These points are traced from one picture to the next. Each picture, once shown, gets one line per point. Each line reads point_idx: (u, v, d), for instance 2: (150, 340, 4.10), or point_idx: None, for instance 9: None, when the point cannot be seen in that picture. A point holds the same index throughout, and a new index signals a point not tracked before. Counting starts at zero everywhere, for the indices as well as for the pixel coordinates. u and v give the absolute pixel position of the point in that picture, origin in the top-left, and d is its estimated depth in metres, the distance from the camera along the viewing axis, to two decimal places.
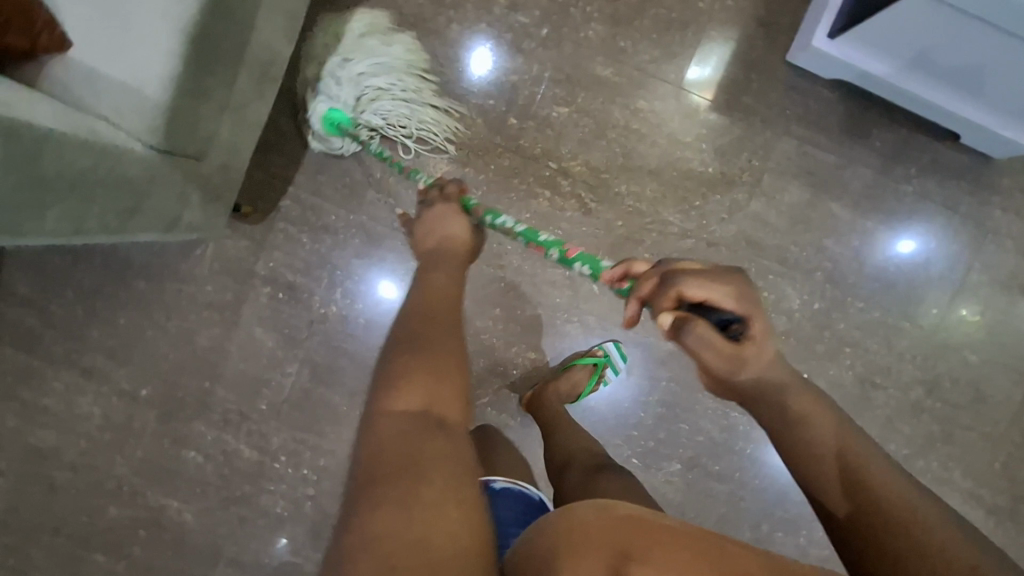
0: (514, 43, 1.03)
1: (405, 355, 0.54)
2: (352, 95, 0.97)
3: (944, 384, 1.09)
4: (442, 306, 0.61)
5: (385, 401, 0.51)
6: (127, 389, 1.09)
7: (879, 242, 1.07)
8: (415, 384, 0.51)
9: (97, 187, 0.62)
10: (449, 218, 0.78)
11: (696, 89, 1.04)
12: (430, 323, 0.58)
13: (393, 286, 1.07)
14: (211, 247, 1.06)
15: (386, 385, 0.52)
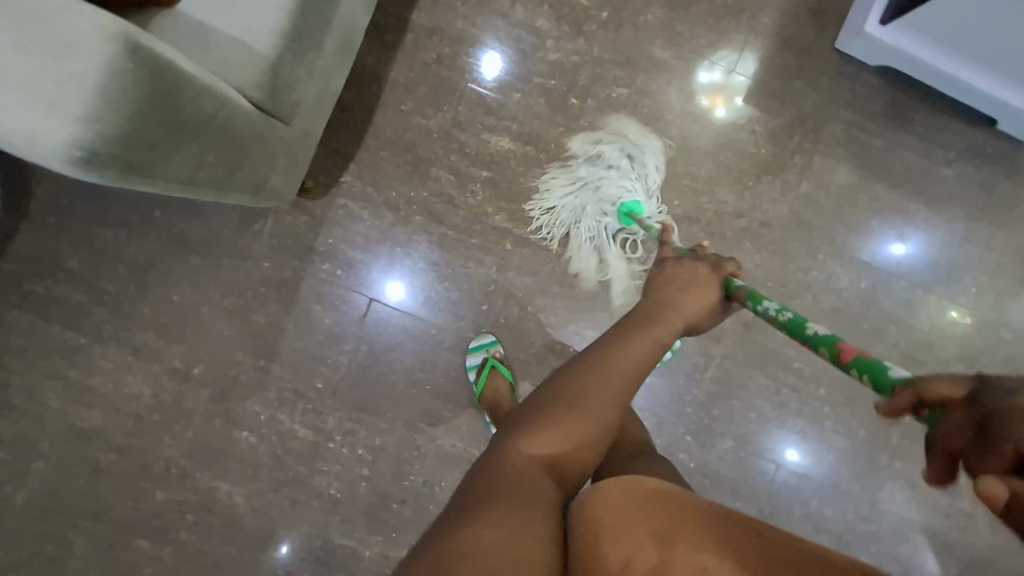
0: (576, 25, 1.06)
1: (559, 405, 0.57)
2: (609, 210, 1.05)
3: (986, 361, 1.14)
4: (623, 365, 0.60)
5: (522, 440, 0.55)
6: (179, 367, 1.07)
7: (922, 222, 1.12)
8: (552, 438, 0.55)
9: (213, 136, 0.64)
10: (691, 286, 0.71)
11: (704, 93, 1.08)
12: (604, 379, 0.59)
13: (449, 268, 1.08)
14: (269, 223, 1.06)
15: (529, 425, 0.56)
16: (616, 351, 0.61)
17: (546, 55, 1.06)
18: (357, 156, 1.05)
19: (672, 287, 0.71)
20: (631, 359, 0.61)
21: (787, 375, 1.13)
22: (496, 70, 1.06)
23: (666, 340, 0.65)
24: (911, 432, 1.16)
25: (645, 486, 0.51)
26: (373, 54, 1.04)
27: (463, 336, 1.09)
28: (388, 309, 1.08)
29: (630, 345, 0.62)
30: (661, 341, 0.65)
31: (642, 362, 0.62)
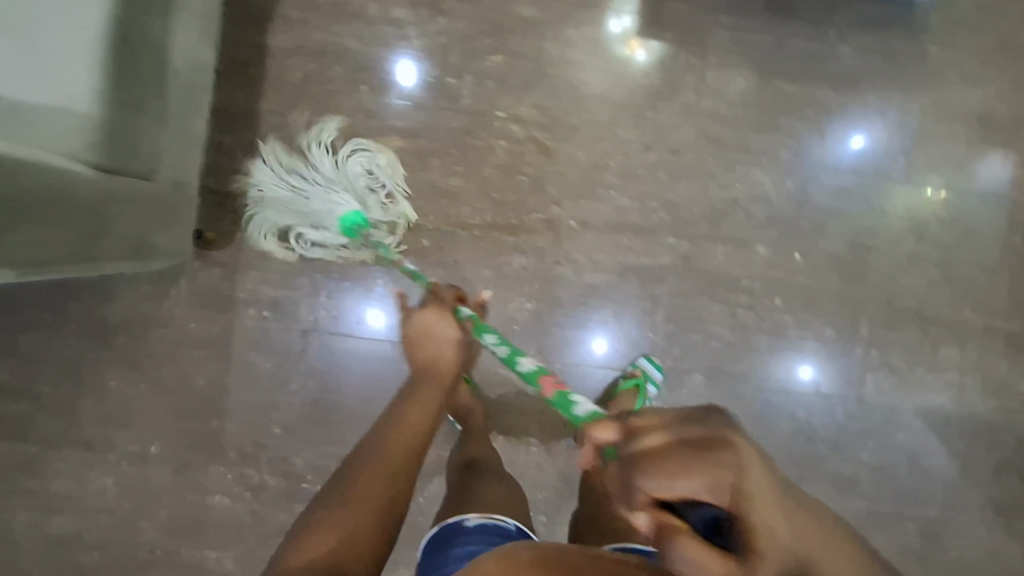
0: (433, 5, 1.02)
1: (334, 506, 0.65)
2: (330, 203, 0.98)
3: (934, 228, 1.12)
4: (396, 444, 0.74)
5: (294, 551, 0.59)
6: (135, 450, 1.05)
7: (835, 107, 1.09)
8: (326, 536, 0.61)
9: (60, 207, 0.62)
10: (436, 339, 0.89)
11: (621, 43, 1.05)
12: (375, 462, 0.71)
13: (379, 310, 1.07)
14: (184, 285, 1.03)
15: (303, 538, 0.61)
16: (387, 442, 0.74)
17: (412, 44, 1.02)
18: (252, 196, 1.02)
19: (425, 350, 0.89)
20: (404, 433, 0.76)
21: (738, 295, 1.11)
22: (414, 78, 1.03)
23: (434, 409, 0.82)
24: (881, 318, 1.13)
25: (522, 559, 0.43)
26: (238, 89, 1.00)
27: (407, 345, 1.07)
28: (371, 334, 1.07)
29: (393, 431, 0.76)
30: (428, 408, 0.81)
31: (410, 433, 0.77)
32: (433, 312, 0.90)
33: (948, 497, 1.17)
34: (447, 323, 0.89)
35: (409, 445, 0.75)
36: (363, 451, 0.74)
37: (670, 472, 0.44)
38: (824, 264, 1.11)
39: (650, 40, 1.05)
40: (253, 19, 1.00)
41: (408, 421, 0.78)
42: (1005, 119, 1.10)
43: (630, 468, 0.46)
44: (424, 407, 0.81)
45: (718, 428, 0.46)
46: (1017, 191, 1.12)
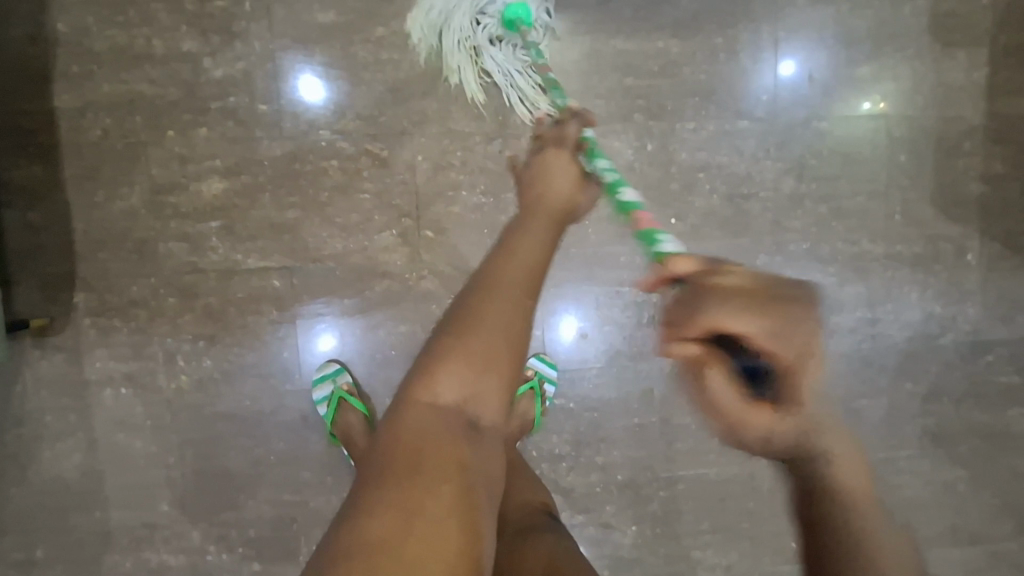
0: (223, 30, 0.94)
1: (448, 356, 0.47)
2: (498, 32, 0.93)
3: (812, 163, 1.05)
4: (503, 297, 0.50)
5: (422, 391, 0.47)
6: (21, 556, 1.00)
7: (682, 56, 1.01)
8: (456, 383, 0.47)
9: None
10: (556, 173, 0.66)
11: None
12: (478, 322, 0.48)
13: (329, 339, 1.01)
14: (29, 377, 0.97)
15: (409, 404, 0.47)
16: (502, 261, 0.52)
17: (211, 76, 0.94)
18: (78, 272, 0.95)
19: (540, 184, 0.65)
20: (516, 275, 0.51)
21: (616, 274, 1.04)
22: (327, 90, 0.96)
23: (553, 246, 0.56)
24: (778, 266, 1.07)
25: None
26: (36, 161, 0.93)
27: (283, 392, 1.01)
28: (304, 365, 1.01)
29: (504, 266, 0.51)
30: (550, 231, 0.57)
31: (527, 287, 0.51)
32: (552, 151, 0.69)
33: (884, 437, 1.12)
34: (568, 163, 0.68)
35: (531, 293, 0.51)
36: (473, 288, 0.50)
37: (741, 324, 0.45)
38: (704, 223, 1.04)
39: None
40: (30, 84, 0.92)
41: (526, 248, 0.54)
42: (863, 33, 1.04)
43: (701, 290, 0.47)
44: (544, 230, 0.57)
45: (789, 292, 0.46)
46: (890, 108, 1.05)
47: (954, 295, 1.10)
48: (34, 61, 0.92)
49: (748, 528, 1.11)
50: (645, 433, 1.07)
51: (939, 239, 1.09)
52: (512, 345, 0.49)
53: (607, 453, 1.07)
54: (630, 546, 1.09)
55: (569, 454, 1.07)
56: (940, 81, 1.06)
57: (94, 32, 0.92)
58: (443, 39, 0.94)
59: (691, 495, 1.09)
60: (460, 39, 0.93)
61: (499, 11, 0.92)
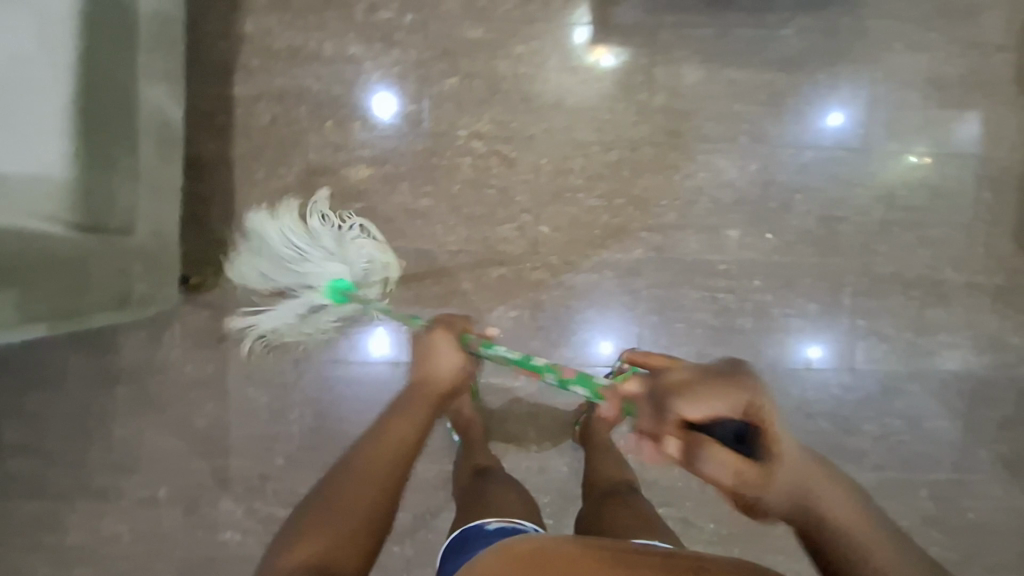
0: (385, 38, 1.07)
1: (312, 515, 0.62)
2: (338, 264, 1.02)
3: (900, 193, 1.13)
4: (364, 475, 0.66)
5: (294, 544, 0.59)
6: (145, 494, 1.08)
7: (786, 88, 1.11)
8: (317, 535, 0.59)
9: (42, 271, 0.68)
10: (435, 357, 0.85)
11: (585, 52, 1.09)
12: (341, 495, 0.64)
13: (380, 341, 1.10)
14: (177, 328, 1.07)
15: (289, 544, 0.59)
16: (364, 444, 0.71)
17: (370, 77, 1.07)
18: (233, 238, 1.07)
19: (420, 368, 0.84)
20: (386, 448, 0.70)
21: (715, 278, 1.12)
22: (392, 110, 1.08)
23: (416, 406, 0.79)
24: (862, 287, 1.14)
25: (516, 552, 0.45)
26: (212, 138, 1.06)
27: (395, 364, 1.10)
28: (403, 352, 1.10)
29: (369, 450, 0.70)
30: (425, 408, 0.79)
31: (384, 471, 0.67)
32: (437, 335, 0.86)
33: (959, 460, 1.15)
34: (448, 344, 0.85)
35: (395, 462, 0.69)
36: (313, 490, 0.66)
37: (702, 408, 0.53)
38: (796, 240, 1.12)
39: (643, 51, 1.10)
40: (215, 73, 1.06)
41: (401, 415, 0.76)
42: (953, 80, 1.13)
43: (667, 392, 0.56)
44: (417, 393, 0.81)
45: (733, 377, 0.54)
46: (974, 147, 1.14)
47: None
48: (221, 55, 1.06)
49: None
50: None
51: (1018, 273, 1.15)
52: (368, 503, 0.64)
53: None
54: (707, 542, 1.14)
55: None
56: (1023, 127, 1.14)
57: (276, 32, 1.06)
58: (284, 263, 1.01)
59: None
60: (310, 333, 1.05)
61: (321, 295, 1.02)
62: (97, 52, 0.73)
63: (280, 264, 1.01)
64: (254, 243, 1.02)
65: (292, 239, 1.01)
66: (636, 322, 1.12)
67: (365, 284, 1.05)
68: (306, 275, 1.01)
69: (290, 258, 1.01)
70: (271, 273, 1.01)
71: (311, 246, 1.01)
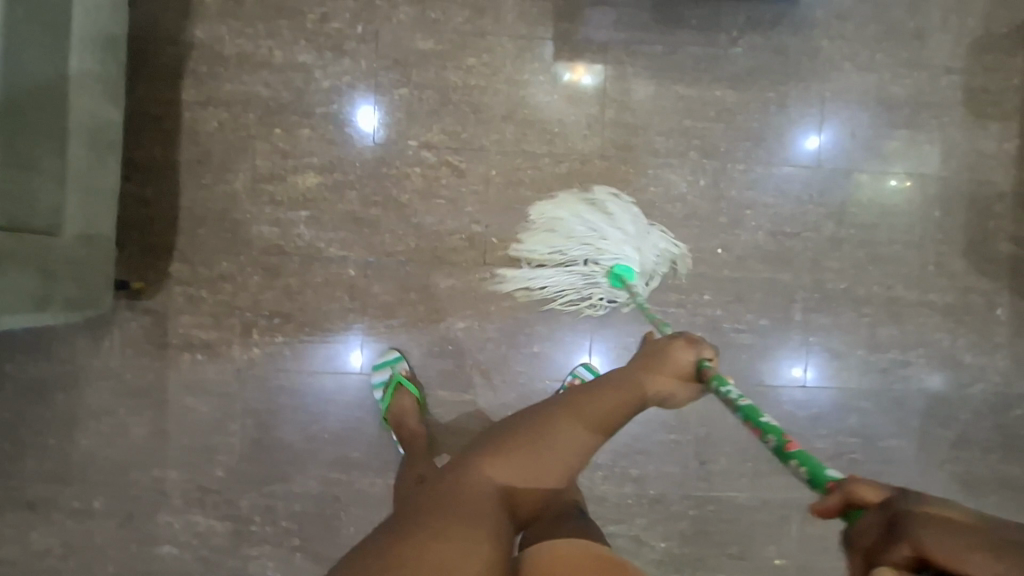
0: (336, 48, 1.07)
1: (514, 441, 0.59)
2: (611, 258, 1.07)
3: (851, 210, 1.14)
4: (575, 433, 0.61)
5: (485, 460, 0.58)
6: (78, 506, 1.05)
7: (737, 105, 1.12)
8: (509, 468, 0.58)
9: None
10: (671, 363, 0.70)
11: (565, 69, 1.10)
12: (545, 440, 0.59)
13: (337, 354, 1.09)
14: (117, 335, 1.06)
15: (483, 458, 0.58)
16: (582, 397, 0.63)
17: (319, 86, 1.07)
18: (177, 244, 1.06)
19: (656, 347, 0.72)
20: (602, 419, 0.62)
21: (666, 291, 1.11)
22: (377, 123, 1.08)
23: (643, 391, 0.67)
24: (814, 303, 1.13)
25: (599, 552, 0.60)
26: (159, 143, 1.06)
27: (342, 374, 1.09)
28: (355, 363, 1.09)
29: (587, 407, 0.62)
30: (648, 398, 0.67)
31: (584, 446, 0.61)
32: (682, 346, 0.72)
33: (913, 480, 1.14)
34: (689, 356, 0.71)
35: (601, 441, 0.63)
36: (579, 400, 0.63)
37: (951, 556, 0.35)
38: (747, 255, 1.12)
39: (595, 66, 1.11)
40: (163, 79, 1.06)
41: (633, 394, 0.66)
42: (902, 99, 1.14)
43: (908, 517, 0.38)
44: (655, 386, 0.68)
45: None
46: (923, 166, 1.15)
47: (983, 346, 1.15)
48: (169, 61, 1.06)
49: (774, 555, 1.12)
50: (679, 449, 1.12)
51: (970, 291, 1.15)
52: (564, 462, 0.60)
53: (642, 465, 1.12)
54: (658, 561, 1.11)
55: (605, 463, 1.12)
56: (973, 146, 1.15)
57: (226, 40, 1.06)
58: (557, 257, 1.08)
59: (720, 517, 1.12)
60: (578, 303, 1.09)
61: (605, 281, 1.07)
62: (21, 50, 0.71)
63: (537, 262, 1.08)
64: (580, 204, 1.07)
65: (554, 233, 1.07)
66: (582, 333, 1.11)
67: (646, 274, 1.08)
68: (600, 251, 1.06)
69: (561, 251, 1.07)
70: (566, 260, 1.08)
71: (573, 240, 1.07)
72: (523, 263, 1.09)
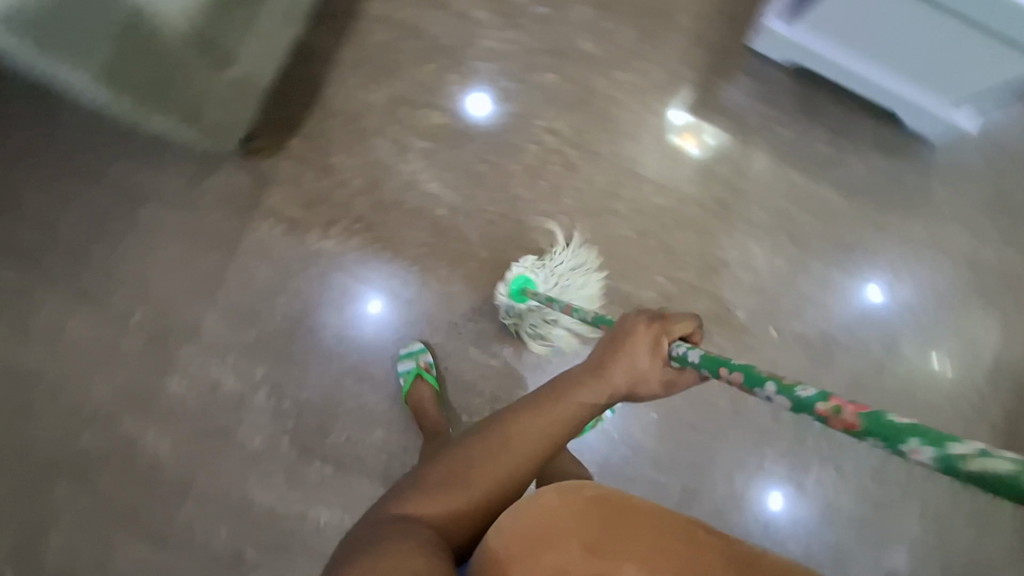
0: (510, 18, 1.17)
1: (441, 472, 0.58)
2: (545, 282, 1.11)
3: (904, 345, 1.17)
4: (490, 460, 0.58)
5: (413, 497, 0.57)
6: (120, 312, 1.12)
7: (837, 209, 1.17)
8: (439, 499, 0.56)
9: None
10: (630, 349, 0.60)
11: (675, 131, 1.17)
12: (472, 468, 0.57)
13: (378, 302, 1.15)
14: (220, 179, 1.14)
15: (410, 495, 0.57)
16: (495, 425, 0.59)
17: (483, 44, 1.17)
18: (304, 124, 1.15)
19: (612, 335, 0.62)
20: (530, 440, 0.58)
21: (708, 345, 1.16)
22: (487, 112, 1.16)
23: (599, 395, 0.60)
24: None
25: (582, 494, 0.57)
26: (328, 34, 1.16)
27: (380, 321, 1.15)
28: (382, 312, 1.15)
29: (517, 426, 0.58)
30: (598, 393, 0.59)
31: (507, 471, 0.58)
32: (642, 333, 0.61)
33: None
34: (648, 338, 0.61)
35: (533, 456, 0.58)
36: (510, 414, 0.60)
37: None
38: (794, 346, 1.16)
39: (705, 135, 1.18)
40: None
41: (567, 399, 0.59)
42: (990, 266, 1.18)
43: None
44: (598, 385, 0.60)
45: None
46: (988, 334, 1.17)
47: (985, 524, 1.15)
48: None
49: None
50: (661, 493, 1.15)
51: None
52: (496, 480, 0.58)
53: None
54: None
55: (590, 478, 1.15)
56: None
57: None
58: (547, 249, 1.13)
59: None
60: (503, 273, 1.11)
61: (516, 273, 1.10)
62: None
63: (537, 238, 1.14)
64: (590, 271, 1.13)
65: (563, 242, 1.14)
66: None
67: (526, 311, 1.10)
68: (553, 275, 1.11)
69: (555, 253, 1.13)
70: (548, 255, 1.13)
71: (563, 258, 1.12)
72: (571, 255, 1.15)
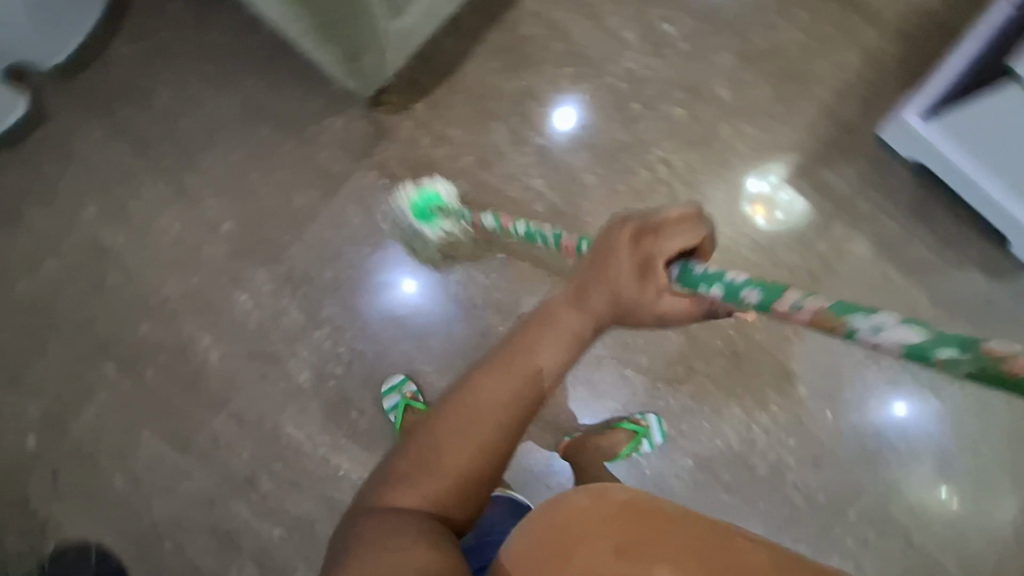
0: (655, 46, 1.20)
1: (411, 455, 0.54)
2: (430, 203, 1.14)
3: (957, 466, 1.14)
4: (457, 436, 0.53)
5: (392, 492, 0.53)
6: (212, 218, 1.15)
7: (923, 313, 1.16)
8: (418, 487, 0.53)
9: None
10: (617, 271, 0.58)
11: (751, 199, 1.18)
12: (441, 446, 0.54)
13: (410, 283, 1.15)
14: (341, 120, 1.17)
15: (387, 488, 0.54)
16: (454, 399, 0.55)
17: (623, 63, 1.19)
18: (434, 92, 1.18)
19: (585, 265, 0.60)
20: (495, 396, 0.55)
21: (762, 410, 1.15)
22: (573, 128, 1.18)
23: (580, 330, 0.57)
24: (871, 516, 1.14)
25: (614, 498, 0.47)
26: (481, 16, 1.19)
27: (425, 304, 1.15)
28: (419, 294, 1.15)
29: (478, 388, 0.55)
30: (568, 344, 0.57)
31: (488, 430, 0.54)
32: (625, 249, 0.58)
33: None
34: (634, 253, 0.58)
35: (505, 415, 0.54)
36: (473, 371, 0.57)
37: None
38: (846, 435, 1.15)
39: (776, 212, 1.18)
40: None
41: (534, 351, 0.56)
42: None
43: None
44: (572, 327, 0.57)
45: None
46: None
47: None
48: None
49: None
50: None
51: None
52: (477, 447, 0.54)
53: None
54: None
55: None
56: None
57: None
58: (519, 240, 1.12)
59: None
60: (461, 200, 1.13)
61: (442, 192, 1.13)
62: None
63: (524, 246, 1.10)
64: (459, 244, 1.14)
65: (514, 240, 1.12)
66: (671, 391, 1.16)
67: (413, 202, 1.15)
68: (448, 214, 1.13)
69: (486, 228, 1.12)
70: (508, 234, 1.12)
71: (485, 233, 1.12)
72: None
